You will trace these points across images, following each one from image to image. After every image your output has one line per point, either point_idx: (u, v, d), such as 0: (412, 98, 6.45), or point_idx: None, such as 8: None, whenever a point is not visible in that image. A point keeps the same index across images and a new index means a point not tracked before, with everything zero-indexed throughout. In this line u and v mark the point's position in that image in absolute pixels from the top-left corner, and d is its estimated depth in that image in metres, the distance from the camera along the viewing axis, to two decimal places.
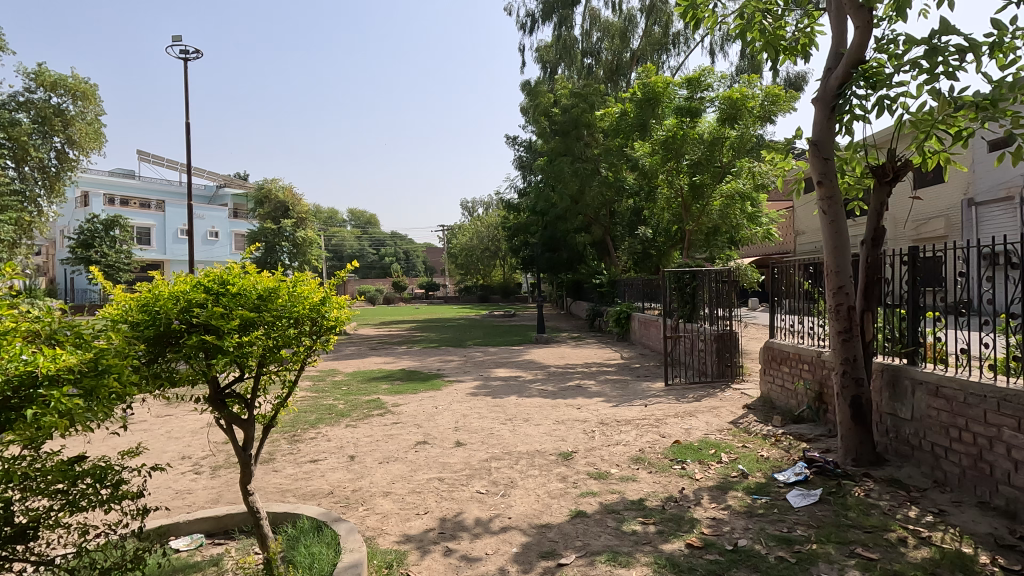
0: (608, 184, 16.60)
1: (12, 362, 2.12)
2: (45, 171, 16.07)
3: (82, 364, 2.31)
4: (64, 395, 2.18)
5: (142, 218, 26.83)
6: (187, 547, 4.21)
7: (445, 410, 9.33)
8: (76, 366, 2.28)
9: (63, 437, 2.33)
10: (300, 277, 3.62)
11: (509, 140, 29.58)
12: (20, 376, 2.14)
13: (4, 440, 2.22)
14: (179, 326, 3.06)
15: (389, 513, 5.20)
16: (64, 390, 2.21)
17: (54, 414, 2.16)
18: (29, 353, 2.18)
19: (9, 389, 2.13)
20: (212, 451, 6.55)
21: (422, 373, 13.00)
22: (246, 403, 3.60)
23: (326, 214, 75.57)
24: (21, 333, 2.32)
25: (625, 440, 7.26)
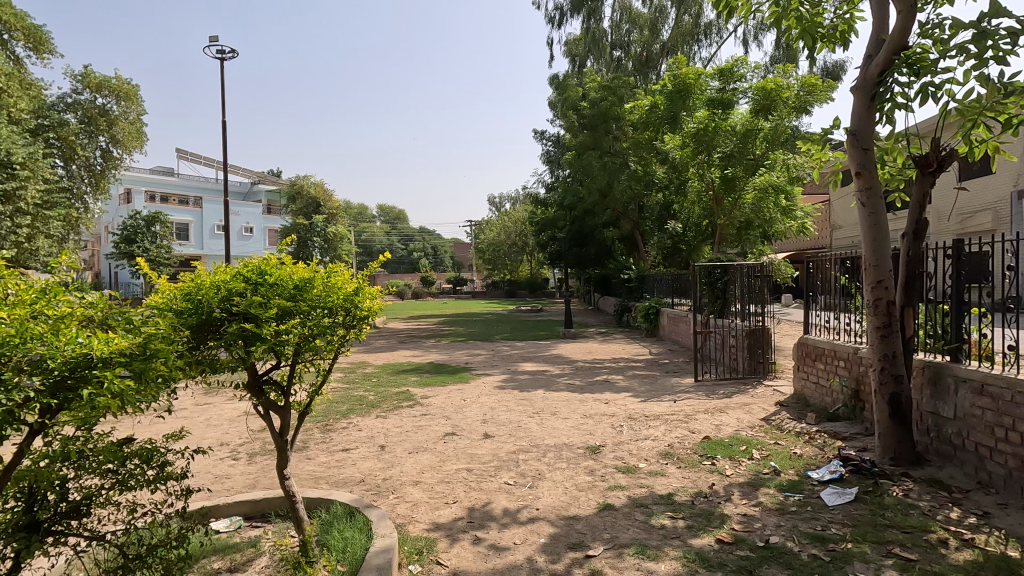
0: (638, 178, 16.39)
1: (69, 345, 2.21)
2: (91, 169, 16.78)
3: (132, 347, 2.41)
4: (119, 375, 2.28)
5: (180, 214, 27.63)
6: (227, 528, 4.37)
7: (473, 403, 9.42)
8: (126, 350, 2.37)
9: (114, 417, 2.46)
10: (333, 268, 3.69)
11: (538, 135, 29.59)
12: (75, 358, 2.23)
13: (62, 420, 2.35)
14: (221, 314, 3.17)
15: (418, 501, 5.29)
16: (115, 371, 2.30)
17: (108, 392, 2.25)
18: (84, 336, 2.27)
19: (65, 370, 2.22)
20: (249, 438, 6.77)
21: (450, 366, 13.16)
22: (283, 390, 3.72)
23: (356, 211, 75.55)
24: (77, 318, 2.47)
25: (653, 435, 7.21)
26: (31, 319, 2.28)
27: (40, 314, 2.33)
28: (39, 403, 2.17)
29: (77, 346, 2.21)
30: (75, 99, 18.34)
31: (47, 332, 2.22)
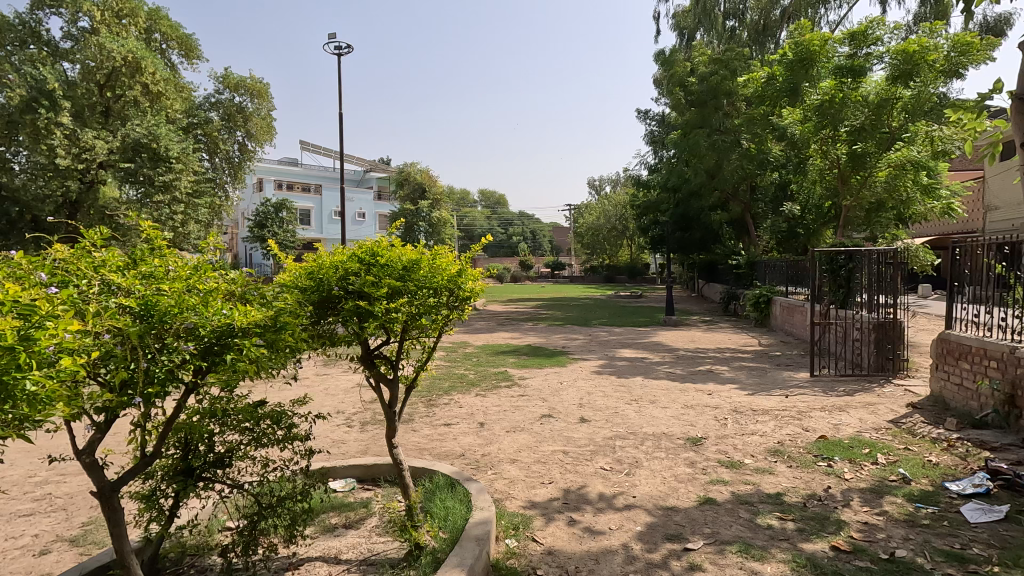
0: (751, 157, 15.31)
1: (215, 315, 2.46)
2: (230, 161, 18.76)
3: (265, 319, 2.67)
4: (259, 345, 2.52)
5: (303, 201, 30.15)
6: (342, 488, 4.78)
7: (569, 387, 9.44)
8: (261, 321, 2.63)
9: (250, 381, 2.75)
10: (438, 251, 3.84)
11: (641, 115, 28.58)
12: (221, 327, 2.48)
13: (210, 381, 2.66)
14: (339, 292, 3.43)
15: (516, 479, 5.43)
16: (252, 340, 2.56)
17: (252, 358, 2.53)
18: (227, 308, 2.52)
19: (213, 337, 2.49)
20: (361, 408, 7.31)
21: (548, 350, 13.26)
22: (392, 364, 3.96)
23: (457, 195, 75.91)
24: (221, 292, 2.77)
25: (761, 430, 6.80)
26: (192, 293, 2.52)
27: (194, 287, 2.57)
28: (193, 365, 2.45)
29: (222, 316, 2.46)
30: (218, 99, 20.53)
31: (199, 303, 2.46)
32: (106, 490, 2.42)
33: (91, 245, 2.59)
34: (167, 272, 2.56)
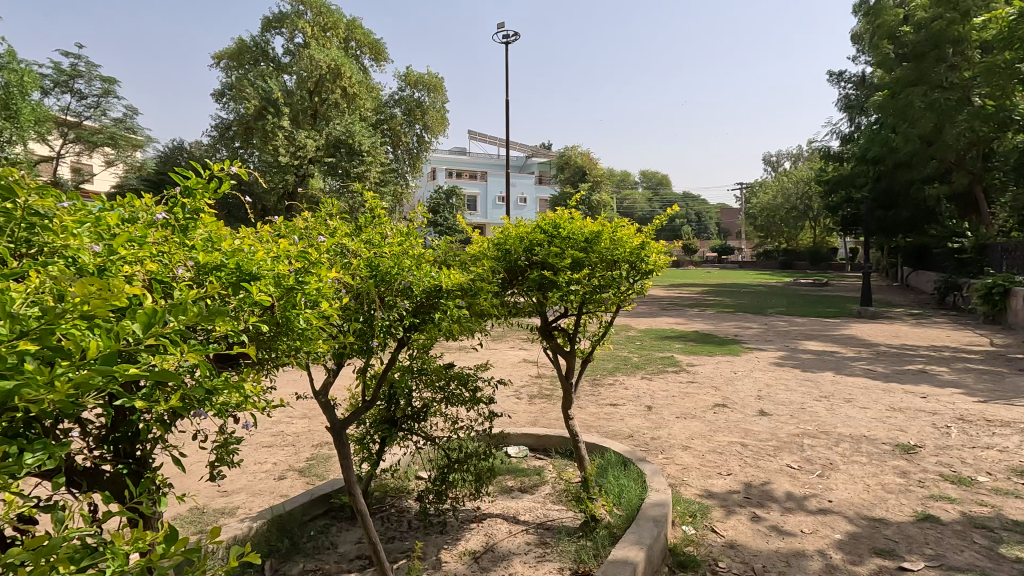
0: (985, 117, 12.57)
1: (425, 277, 2.65)
2: (411, 153, 20.61)
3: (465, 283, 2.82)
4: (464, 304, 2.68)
5: (472, 188, 32.08)
6: (516, 455, 5.00)
7: (745, 377, 8.73)
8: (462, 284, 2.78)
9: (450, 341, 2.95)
10: (619, 223, 3.74)
11: (834, 78, 25.12)
12: (430, 287, 2.66)
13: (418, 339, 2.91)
14: (524, 262, 3.54)
15: (689, 466, 5.18)
16: (455, 301, 2.73)
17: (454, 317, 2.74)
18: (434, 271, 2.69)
19: (423, 297, 2.68)
20: (531, 381, 7.59)
21: (718, 337, 12.44)
22: (570, 336, 4.00)
23: (619, 178, 75.76)
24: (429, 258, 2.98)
25: (1000, 445, 5.59)
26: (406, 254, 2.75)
27: (408, 251, 2.78)
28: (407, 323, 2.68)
29: (431, 279, 2.64)
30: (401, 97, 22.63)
31: (413, 265, 2.67)
32: (337, 426, 2.78)
33: (324, 212, 2.95)
34: (389, 233, 2.80)
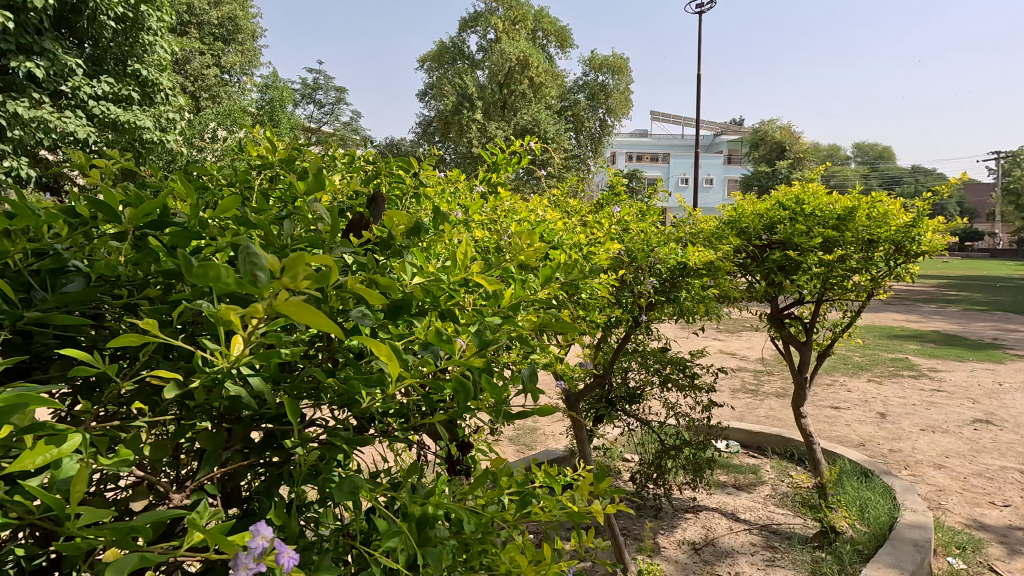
0: None
1: (669, 255, 2.37)
2: None
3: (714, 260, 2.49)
4: (711, 284, 2.47)
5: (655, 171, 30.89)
6: (727, 450, 4.64)
7: (1016, 390, 7.03)
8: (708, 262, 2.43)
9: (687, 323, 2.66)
10: (878, 196, 3.15)
11: None
12: (673, 266, 2.38)
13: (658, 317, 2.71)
14: (764, 242, 3.24)
15: (947, 489, 4.34)
16: (703, 281, 2.42)
17: (710, 299, 2.44)
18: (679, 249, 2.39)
19: (667, 276, 2.42)
20: (733, 374, 7.06)
21: (969, 339, 10.23)
22: (806, 325, 3.56)
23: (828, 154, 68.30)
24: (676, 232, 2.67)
25: None
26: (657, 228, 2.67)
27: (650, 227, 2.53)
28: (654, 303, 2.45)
29: (676, 257, 2.35)
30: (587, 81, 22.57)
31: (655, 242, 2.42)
32: (572, 402, 2.89)
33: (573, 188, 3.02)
34: (647, 205, 2.70)
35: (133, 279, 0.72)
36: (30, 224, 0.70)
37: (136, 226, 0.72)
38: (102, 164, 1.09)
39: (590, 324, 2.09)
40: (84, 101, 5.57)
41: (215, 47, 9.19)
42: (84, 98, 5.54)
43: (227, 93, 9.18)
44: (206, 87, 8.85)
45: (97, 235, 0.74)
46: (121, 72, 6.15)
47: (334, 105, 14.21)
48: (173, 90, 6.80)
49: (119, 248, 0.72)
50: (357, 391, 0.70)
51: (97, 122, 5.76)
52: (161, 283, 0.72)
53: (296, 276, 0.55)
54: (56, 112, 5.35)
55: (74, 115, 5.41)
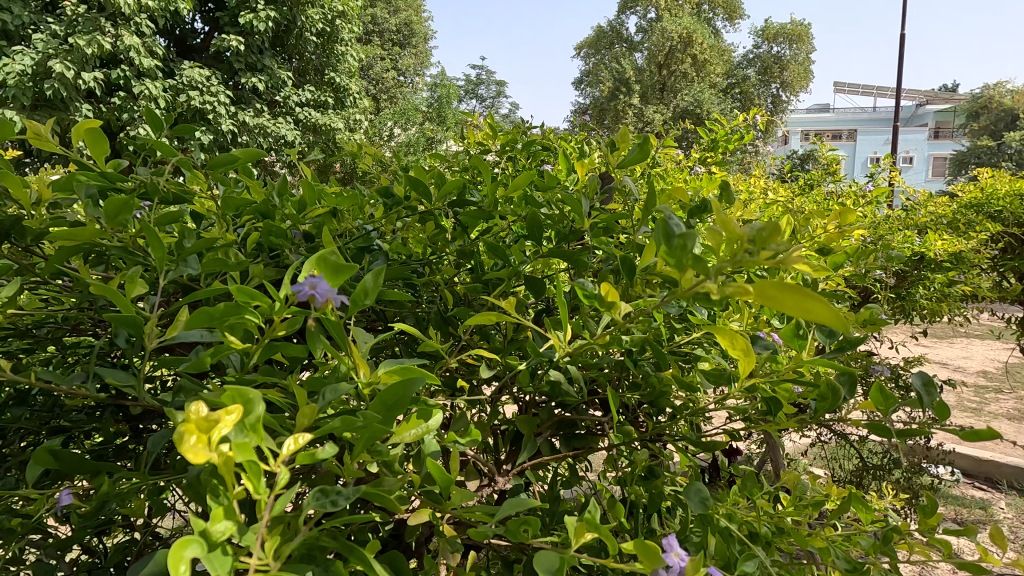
0: None
1: (906, 244, 1.86)
2: None
3: (966, 249, 1.93)
4: (958, 280, 1.91)
5: None
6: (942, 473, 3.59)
7: None
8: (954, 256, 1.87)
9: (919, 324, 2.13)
10: None
11: None
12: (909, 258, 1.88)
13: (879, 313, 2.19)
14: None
15: None
16: (950, 275, 1.88)
17: (953, 297, 1.90)
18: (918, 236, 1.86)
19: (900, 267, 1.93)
20: None
21: None
22: None
23: None
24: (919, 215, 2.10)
25: None
26: (882, 211, 2.20)
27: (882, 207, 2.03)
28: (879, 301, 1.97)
29: (915, 246, 1.83)
30: None
31: (887, 228, 1.93)
32: None
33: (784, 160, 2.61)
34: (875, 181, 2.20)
35: (453, 258, 0.60)
36: (352, 207, 0.61)
37: (446, 206, 0.60)
38: (361, 150, 1.01)
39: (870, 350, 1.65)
40: (292, 107, 6.13)
41: (393, 52, 10.01)
42: (292, 105, 6.09)
43: (402, 94, 9.98)
44: (385, 89, 9.69)
45: (406, 212, 0.62)
46: (320, 80, 6.62)
47: (494, 99, 14.64)
48: (360, 94, 7.25)
49: (427, 222, 0.60)
50: (713, 406, 0.47)
51: (303, 125, 6.29)
52: (477, 257, 0.60)
53: (769, 250, 0.25)
54: (269, 117, 5.89)
55: (284, 120, 5.95)
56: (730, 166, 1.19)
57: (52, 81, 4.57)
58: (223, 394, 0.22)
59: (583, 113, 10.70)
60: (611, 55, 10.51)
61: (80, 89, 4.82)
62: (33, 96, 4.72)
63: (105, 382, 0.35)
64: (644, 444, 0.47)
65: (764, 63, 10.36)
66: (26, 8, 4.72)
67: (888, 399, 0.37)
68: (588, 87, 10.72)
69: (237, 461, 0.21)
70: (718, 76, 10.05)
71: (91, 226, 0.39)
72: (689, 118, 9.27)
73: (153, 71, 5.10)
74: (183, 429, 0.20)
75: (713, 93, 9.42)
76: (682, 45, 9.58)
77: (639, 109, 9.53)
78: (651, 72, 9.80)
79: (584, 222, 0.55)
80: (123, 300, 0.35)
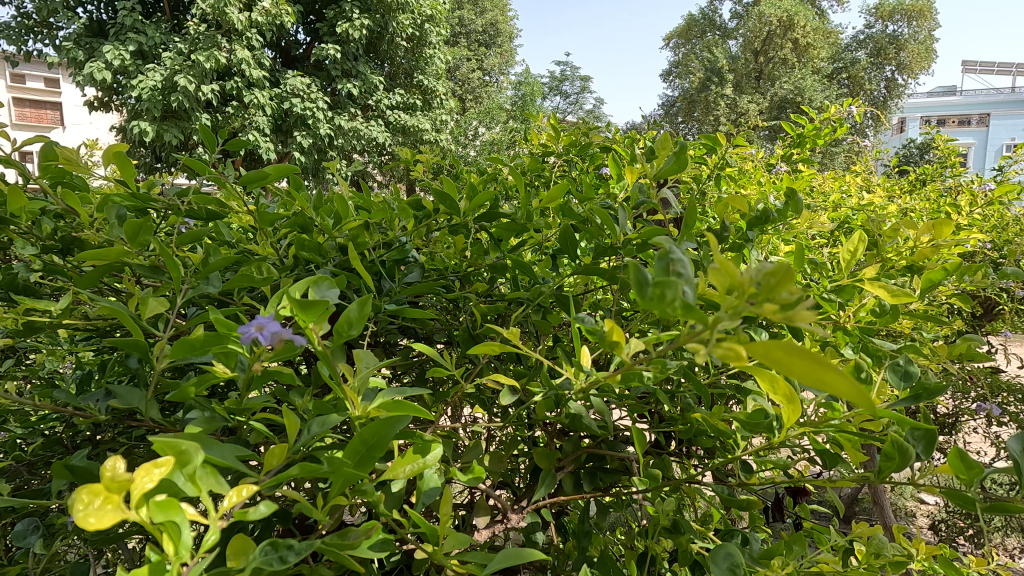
0: None
1: None
2: None
3: None
4: None
5: None
6: None
7: None
8: None
9: None
10: None
11: None
12: None
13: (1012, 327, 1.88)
14: None
15: None
16: None
17: None
18: None
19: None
20: None
21: None
22: None
23: None
24: None
25: None
26: (1015, 207, 1.89)
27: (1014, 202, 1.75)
28: (1012, 315, 1.69)
29: None
30: None
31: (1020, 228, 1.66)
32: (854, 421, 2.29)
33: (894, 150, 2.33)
34: (1008, 174, 1.89)
35: (488, 271, 0.58)
36: (384, 219, 0.60)
37: (475, 221, 0.58)
38: (419, 152, 1.01)
39: (991, 369, 1.41)
40: (384, 110, 6.43)
41: (479, 52, 10.15)
42: (383, 108, 6.37)
43: (488, 93, 10.08)
44: (471, 89, 9.83)
45: (440, 223, 0.60)
46: (410, 83, 6.85)
47: (578, 95, 14.41)
48: (446, 94, 7.41)
49: (456, 236, 0.58)
50: (749, 449, 0.41)
51: (392, 128, 6.56)
52: (511, 271, 0.58)
53: (781, 302, 0.20)
54: (362, 120, 6.20)
55: (376, 123, 6.25)
56: (819, 163, 1.06)
57: (178, 94, 5.06)
58: (154, 448, 0.21)
59: (671, 106, 10.27)
60: (703, 44, 10.01)
61: (200, 100, 5.30)
62: (162, 108, 5.25)
63: (116, 403, 0.36)
64: (678, 487, 0.43)
65: (877, 44, 9.42)
66: (157, 30, 5.26)
67: (972, 467, 0.30)
68: (677, 78, 10.28)
69: (162, 523, 0.20)
70: (822, 60, 9.28)
71: (119, 246, 0.41)
72: (788, 108, 8.63)
73: (262, 81, 5.51)
74: (93, 491, 0.19)
75: (817, 80, 8.68)
76: (782, 30, 8.95)
77: (733, 100, 8.98)
78: (746, 59, 9.23)
79: (622, 237, 0.50)
80: (133, 325, 0.35)
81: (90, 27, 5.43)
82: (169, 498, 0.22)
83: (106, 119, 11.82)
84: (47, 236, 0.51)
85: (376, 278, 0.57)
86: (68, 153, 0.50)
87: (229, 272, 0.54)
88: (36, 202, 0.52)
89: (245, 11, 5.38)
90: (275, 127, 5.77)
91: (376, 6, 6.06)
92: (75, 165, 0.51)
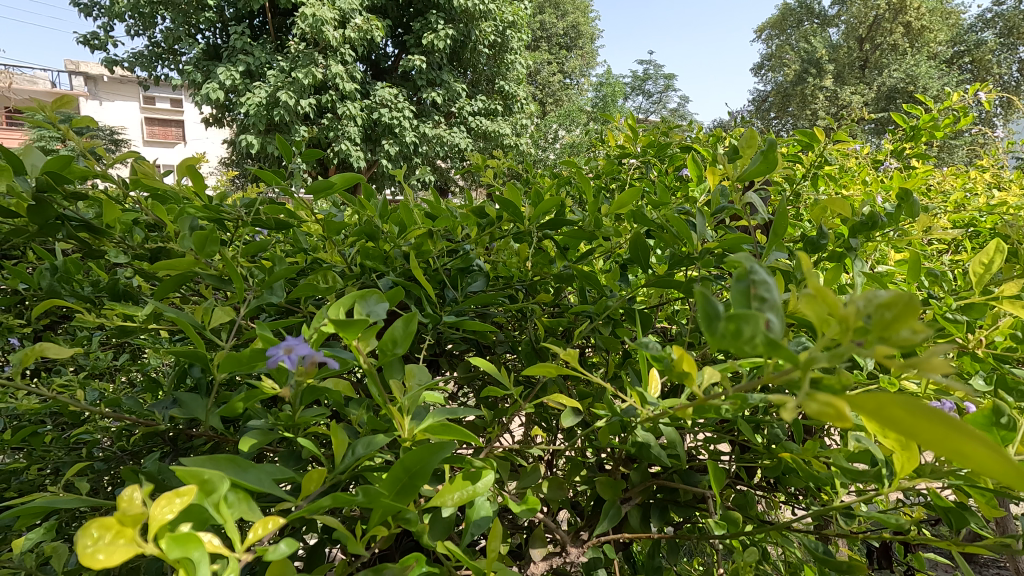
0: None
1: None
2: None
3: None
4: None
5: None
6: None
7: None
8: None
9: None
10: None
11: None
12: None
13: None
14: None
15: None
16: None
17: None
18: None
19: None
20: None
21: None
22: None
23: None
24: None
25: None
26: None
27: None
28: None
29: None
30: None
31: None
32: None
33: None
34: None
35: (554, 281, 0.54)
36: (447, 226, 0.59)
37: (539, 228, 0.55)
38: (491, 157, 0.99)
39: None
40: (466, 117, 6.57)
41: (560, 56, 10.10)
42: (466, 114, 6.51)
43: (568, 95, 10.01)
44: (551, 93, 9.80)
45: (504, 230, 0.58)
46: (491, 90, 6.99)
47: (662, 93, 13.95)
48: (527, 98, 7.45)
49: (522, 248, 0.56)
50: (835, 487, 0.36)
51: (474, 133, 6.70)
52: (577, 282, 0.54)
53: (899, 341, 0.16)
54: (446, 127, 6.38)
55: (458, 129, 6.40)
56: (937, 158, 0.93)
57: (280, 109, 5.44)
58: (179, 476, 0.21)
59: (764, 101, 9.65)
60: (800, 34, 9.37)
61: (299, 114, 5.67)
62: (266, 122, 5.66)
63: (180, 412, 0.37)
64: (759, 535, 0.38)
65: (1008, 23, 8.40)
66: (262, 51, 5.69)
67: None
68: (770, 72, 9.68)
69: (178, 557, 0.19)
70: (940, 44, 8.43)
71: (188, 258, 0.42)
72: (898, 98, 7.87)
73: (353, 94, 5.80)
74: (104, 524, 0.18)
75: (934, 66, 7.86)
76: (892, 13, 8.16)
77: (834, 92, 8.31)
78: (850, 48, 8.52)
79: (699, 247, 0.45)
80: (194, 336, 0.36)
81: (207, 51, 5.97)
82: (191, 527, 0.21)
83: (216, 135, 12.96)
84: (138, 245, 0.54)
85: (439, 288, 0.55)
86: (145, 167, 0.53)
87: (298, 282, 0.55)
88: (130, 214, 0.55)
89: (340, 28, 5.69)
90: (364, 137, 6.05)
91: (460, 15, 6.18)
92: (153, 180, 0.54)
